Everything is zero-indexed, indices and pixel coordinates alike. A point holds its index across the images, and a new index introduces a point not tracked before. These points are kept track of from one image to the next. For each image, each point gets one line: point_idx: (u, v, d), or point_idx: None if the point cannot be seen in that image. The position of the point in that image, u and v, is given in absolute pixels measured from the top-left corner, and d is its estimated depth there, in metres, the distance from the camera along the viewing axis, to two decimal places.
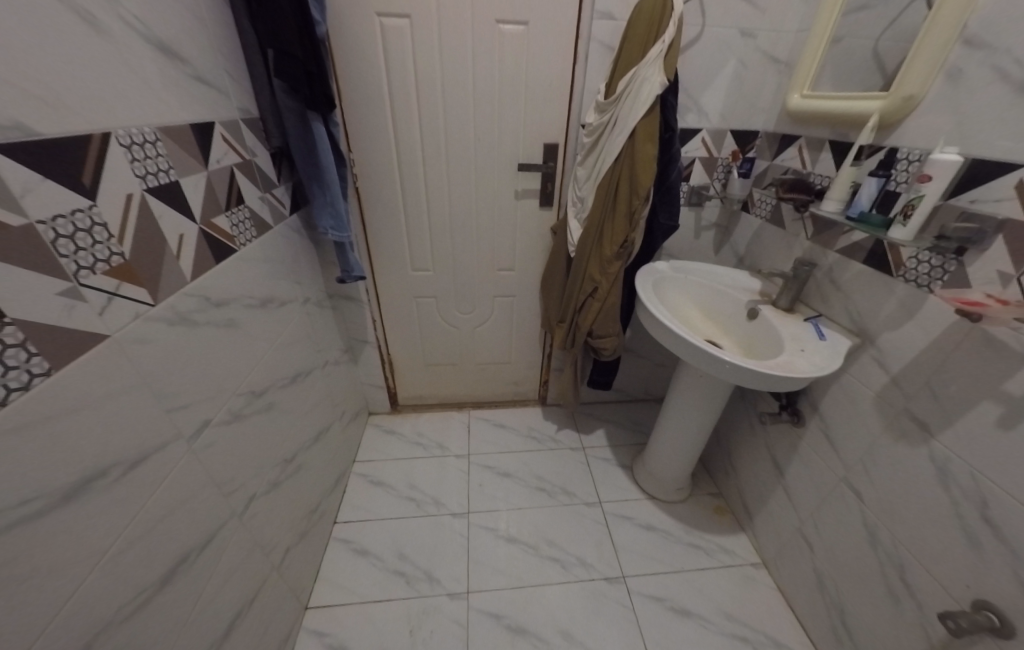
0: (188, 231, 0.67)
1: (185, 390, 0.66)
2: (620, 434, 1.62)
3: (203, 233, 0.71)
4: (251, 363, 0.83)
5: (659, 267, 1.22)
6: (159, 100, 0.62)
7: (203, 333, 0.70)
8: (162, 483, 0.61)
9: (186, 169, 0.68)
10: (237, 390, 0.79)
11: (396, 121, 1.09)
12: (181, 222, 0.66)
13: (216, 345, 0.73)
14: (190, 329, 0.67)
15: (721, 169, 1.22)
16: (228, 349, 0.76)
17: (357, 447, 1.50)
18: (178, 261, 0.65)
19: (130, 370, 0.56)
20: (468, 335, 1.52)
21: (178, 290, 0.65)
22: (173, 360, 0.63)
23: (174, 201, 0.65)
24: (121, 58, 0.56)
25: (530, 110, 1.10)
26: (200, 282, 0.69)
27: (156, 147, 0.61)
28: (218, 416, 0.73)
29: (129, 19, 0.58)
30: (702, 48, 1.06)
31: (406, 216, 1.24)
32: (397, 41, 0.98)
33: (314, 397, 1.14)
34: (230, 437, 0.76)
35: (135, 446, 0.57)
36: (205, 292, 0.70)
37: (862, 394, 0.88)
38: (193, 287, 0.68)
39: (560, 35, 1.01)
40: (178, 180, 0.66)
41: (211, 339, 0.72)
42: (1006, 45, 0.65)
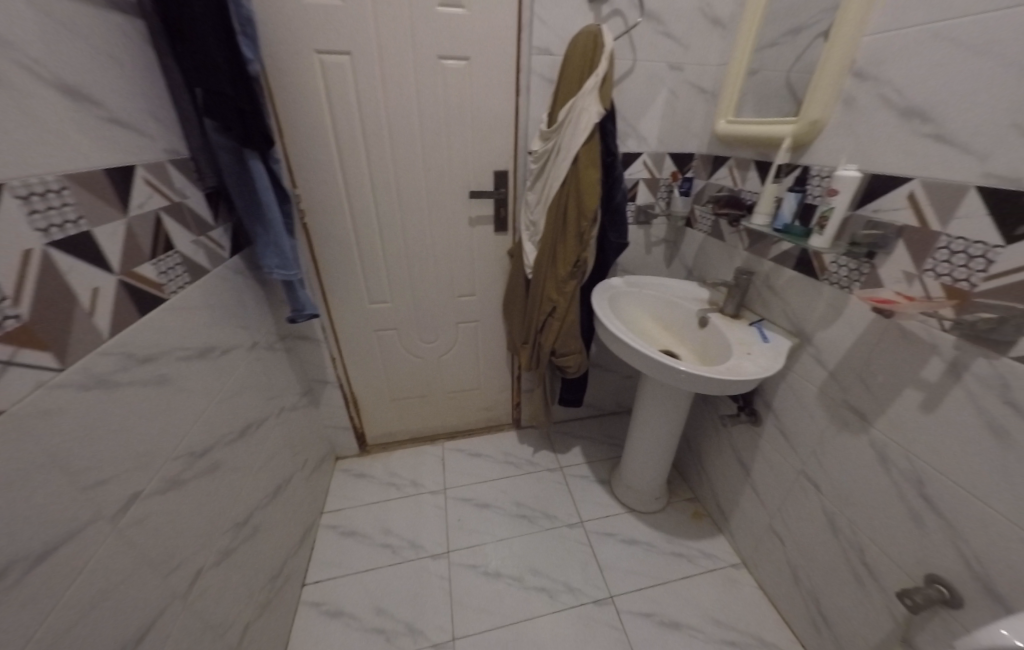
0: (103, 284, 0.61)
1: (104, 463, 0.58)
2: (595, 449, 1.63)
3: (124, 285, 0.65)
4: (189, 422, 0.76)
5: (614, 283, 1.26)
6: (64, 145, 0.56)
7: (125, 396, 0.63)
8: (79, 576, 0.53)
9: (101, 218, 0.62)
10: (172, 454, 0.71)
11: (344, 155, 1.07)
12: (96, 275, 0.60)
13: (144, 406, 0.66)
14: (109, 393, 0.60)
15: (663, 188, 1.30)
16: (159, 410, 0.69)
17: (324, 495, 1.40)
18: (92, 317, 0.58)
19: (31, 448, 0.49)
20: (434, 365, 1.48)
21: (93, 350, 0.58)
22: (88, 431, 0.56)
23: (86, 253, 0.59)
24: (13, 102, 0.50)
25: (478, 140, 1.12)
26: (120, 338, 0.63)
27: (62, 196, 0.55)
28: (150, 487, 0.66)
29: (26, 62, 0.53)
30: (635, 79, 1.13)
31: (361, 250, 1.21)
32: (339, 77, 0.97)
33: (270, 450, 1.06)
34: (166, 509, 0.69)
35: (41, 537, 0.49)
36: (127, 349, 0.64)
37: (808, 390, 0.95)
38: (112, 346, 0.61)
39: (503, 71, 1.05)
40: (89, 230, 0.59)
41: (137, 401, 0.65)
42: (888, 77, 0.74)
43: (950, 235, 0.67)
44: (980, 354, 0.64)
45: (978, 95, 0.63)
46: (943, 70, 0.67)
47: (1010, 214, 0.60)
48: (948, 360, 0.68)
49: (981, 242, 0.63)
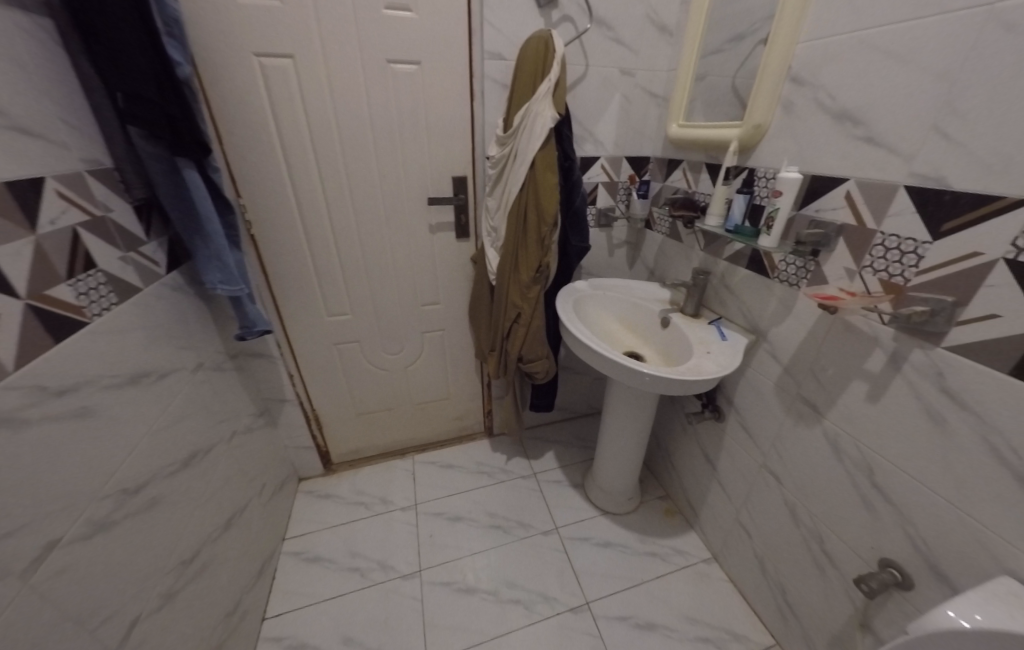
0: (6, 311, 0.54)
1: (12, 512, 0.52)
2: (568, 453, 1.63)
3: (34, 310, 0.58)
4: (119, 457, 0.70)
5: (578, 287, 1.26)
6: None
7: (37, 434, 0.56)
8: None
9: (3, 237, 0.55)
10: (100, 493, 0.65)
11: (291, 162, 1.02)
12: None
13: (61, 444, 0.59)
14: (16, 433, 0.53)
15: (622, 191, 1.32)
16: (81, 447, 0.63)
17: (286, 520, 1.32)
18: None
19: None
20: (400, 376, 1.44)
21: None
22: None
23: None
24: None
25: (434, 146, 1.10)
26: (30, 370, 0.56)
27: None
28: (71, 533, 0.59)
29: None
30: (589, 84, 1.14)
31: (315, 261, 1.16)
32: (281, 82, 0.93)
33: (221, 478, 0.99)
34: (92, 556, 0.62)
35: None
36: (39, 381, 0.57)
37: (765, 385, 0.97)
38: (19, 379, 0.55)
39: (456, 75, 1.03)
40: None
41: (54, 439, 0.58)
42: (822, 83, 0.78)
43: (884, 233, 0.70)
44: (917, 345, 0.67)
45: (901, 99, 0.66)
46: (870, 76, 0.70)
47: (936, 211, 0.64)
48: (888, 352, 0.72)
49: (911, 239, 0.67)
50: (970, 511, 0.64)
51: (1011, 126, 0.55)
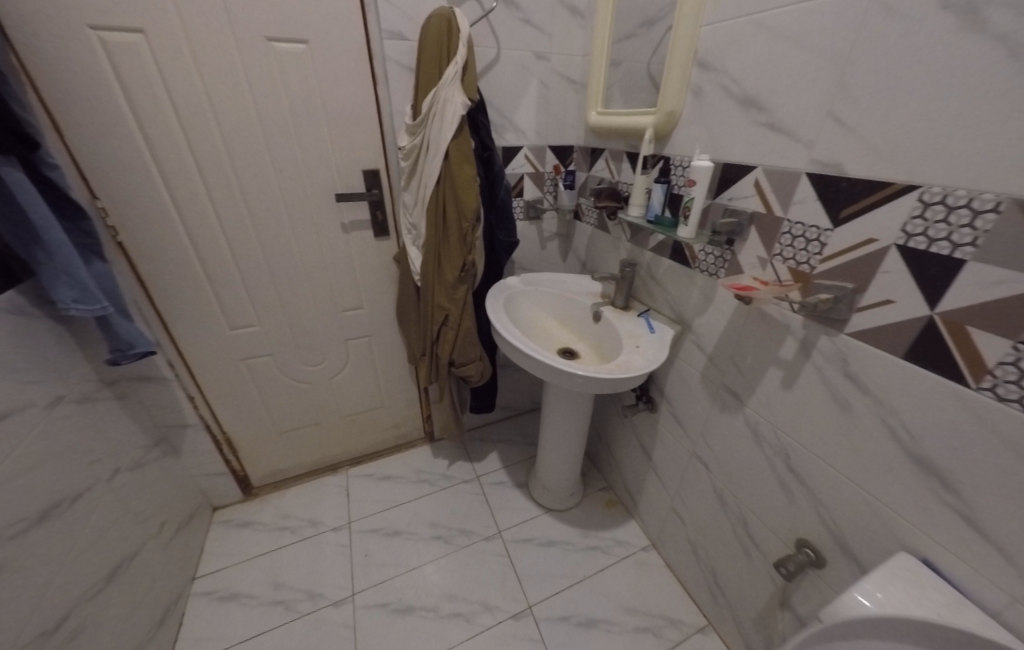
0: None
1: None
2: (512, 451, 1.60)
3: None
4: None
5: (509, 283, 1.21)
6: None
7: None
8: None
9: None
10: None
11: (159, 157, 0.88)
12: None
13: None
14: None
15: (549, 182, 1.28)
16: None
17: (197, 557, 1.19)
18: None
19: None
20: (325, 388, 1.33)
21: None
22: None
23: None
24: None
25: (336, 135, 1.00)
26: None
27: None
28: None
29: None
30: (504, 69, 1.07)
31: (206, 269, 1.03)
32: (132, 61, 0.79)
33: (99, 527, 0.85)
34: None
35: None
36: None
37: (692, 375, 0.97)
38: None
39: (352, 58, 0.93)
40: None
41: None
42: (726, 68, 0.76)
43: (791, 221, 0.70)
44: (824, 332, 0.68)
45: (798, 84, 0.66)
46: (769, 60, 0.69)
47: (834, 199, 0.63)
48: (799, 339, 0.72)
49: (815, 227, 0.66)
50: (873, 491, 0.65)
51: (896, 110, 0.55)
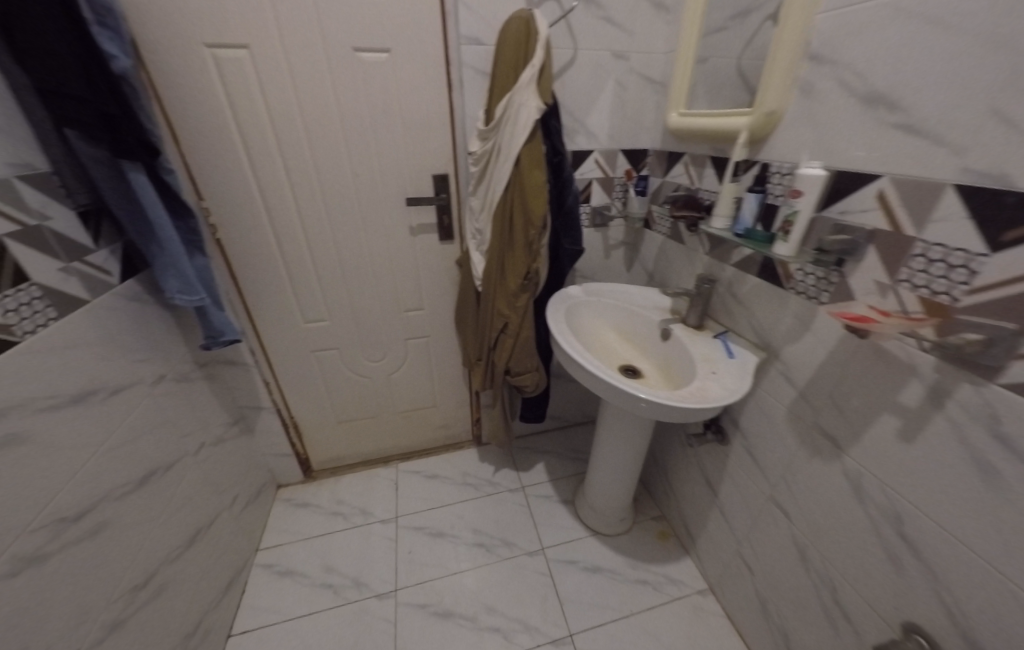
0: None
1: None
2: (560, 465, 1.54)
3: None
4: (61, 481, 0.65)
5: (571, 292, 1.16)
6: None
7: None
8: None
9: None
10: (35, 524, 0.60)
11: (254, 161, 0.96)
12: None
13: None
14: None
15: (618, 188, 1.21)
16: (12, 475, 0.57)
17: (261, 530, 1.29)
18: None
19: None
20: (383, 384, 1.38)
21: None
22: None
23: None
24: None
25: (410, 140, 1.02)
26: None
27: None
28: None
29: None
30: (580, 70, 1.03)
31: (287, 266, 1.10)
32: (237, 75, 0.86)
33: (185, 494, 0.94)
34: (22, 594, 0.57)
35: None
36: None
37: (775, 410, 0.85)
38: None
39: (429, 65, 0.94)
40: None
41: None
42: (847, 60, 0.65)
43: (926, 241, 0.58)
44: (964, 379, 0.55)
45: (946, 77, 0.54)
46: (907, 48, 0.58)
47: (993, 217, 0.51)
48: (928, 385, 0.59)
49: (962, 250, 0.54)
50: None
51: None
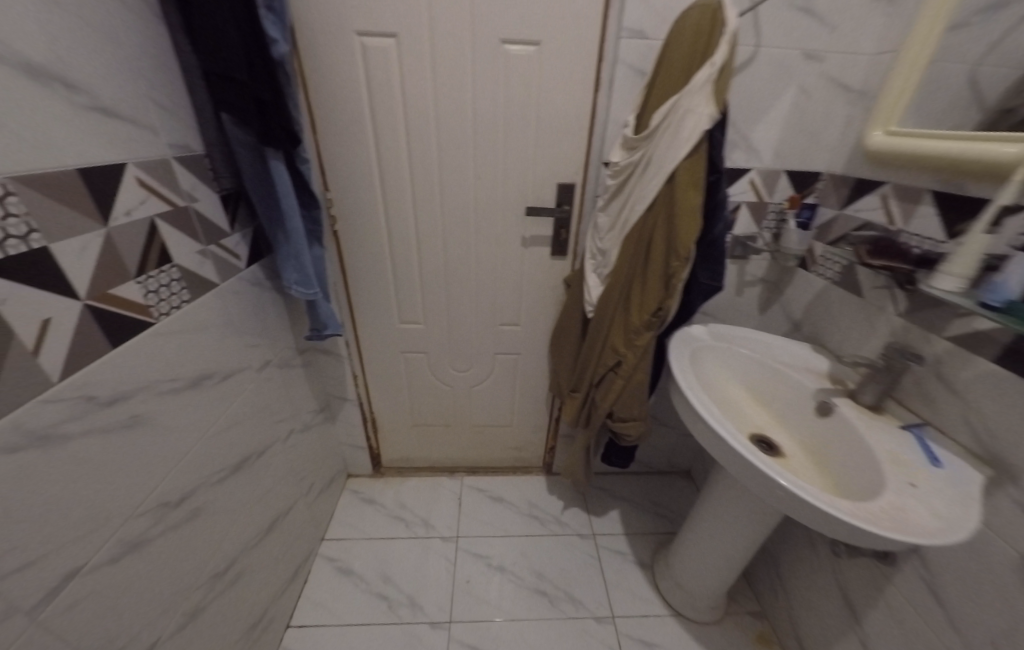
0: (61, 313, 0.48)
1: (26, 542, 0.45)
2: (638, 518, 1.36)
3: (96, 312, 0.53)
4: (169, 465, 0.65)
5: (696, 333, 0.99)
6: (27, 139, 0.45)
7: (79, 449, 0.50)
8: None
9: (69, 231, 0.50)
10: (138, 509, 0.59)
11: (381, 156, 0.93)
12: (51, 303, 0.47)
13: (103, 458, 0.54)
14: (53, 450, 0.47)
15: (771, 216, 1.00)
16: (126, 459, 0.57)
17: (329, 518, 1.30)
18: (35, 358, 0.46)
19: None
20: (463, 395, 1.32)
21: (31, 398, 0.45)
22: (6, 507, 0.43)
23: (41, 278, 0.46)
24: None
25: (540, 144, 0.92)
26: (77, 379, 0.50)
27: (7, 206, 0.43)
28: (98, 556, 0.53)
29: None
30: (757, 71, 0.85)
31: (394, 264, 1.07)
32: (380, 65, 0.83)
33: (270, 482, 0.95)
34: (118, 580, 0.56)
35: None
36: (88, 390, 0.51)
37: (996, 551, 0.62)
38: (63, 389, 0.49)
39: (579, 62, 0.84)
40: (46, 247, 0.47)
41: (97, 453, 0.53)
42: None
43: None
44: None
45: None
46: None
47: None
48: None
49: None
50: None
51: None
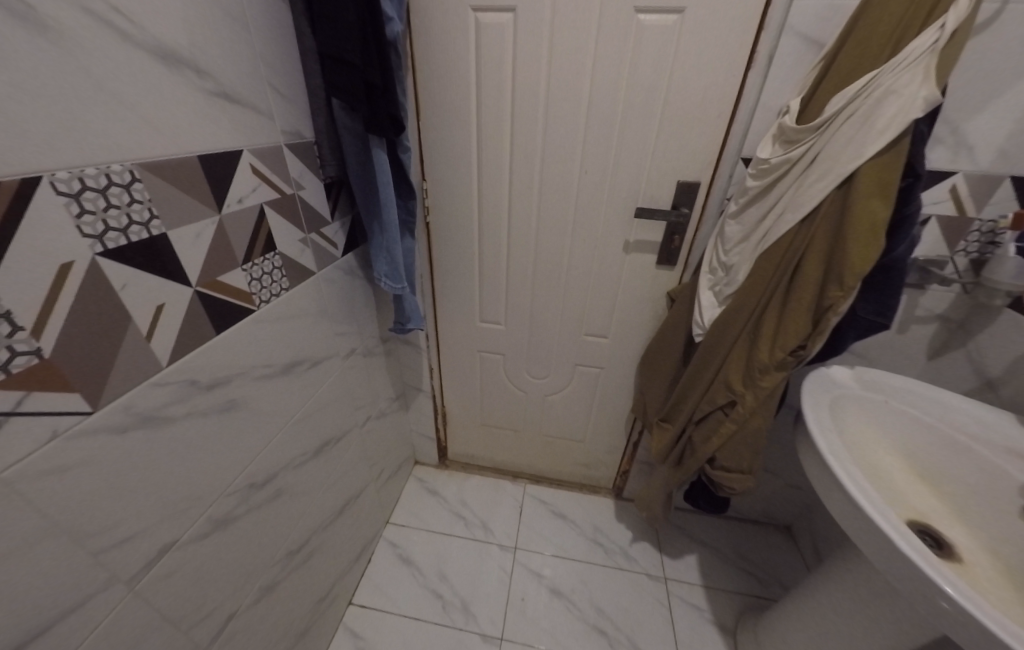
0: (173, 299, 0.49)
1: (129, 518, 0.47)
2: (720, 569, 1.19)
3: (205, 298, 0.53)
4: (257, 449, 0.66)
5: (838, 376, 0.80)
6: (156, 123, 0.45)
7: (181, 431, 0.52)
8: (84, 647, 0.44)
9: (187, 217, 0.50)
10: (228, 489, 0.61)
11: (483, 146, 0.87)
12: (165, 288, 0.48)
13: (201, 440, 0.55)
14: (158, 431, 0.49)
15: (977, 236, 0.75)
16: (220, 442, 0.58)
17: (394, 503, 1.34)
18: (149, 342, 0.47)
19: (18, 520, 0.37)
20: (537, 402, 1.25)
21: (141, 381, 0.46)
22: (114, 484, 0.45)
23: (158, 263, 0.47)
24: (70, 58, 0.37)
25: (663, 135, 0.79)
26: (183, 364, 0.51)
27: (131, 191, 0.43)
28: (190, 533, 0.55)
29: (125, 23, 0.42)
30: (996, 37, 0.62)
31: (481, 261, 1.02)
32: (494, 45, 0.76)
33: (344, 466, 0.97)
34: (205, 555, 0.58)
35: (47, 610, 0.40)
36: (191, 374, 0.52)
37: None
38: (171, 373, 0.49)
39: (731, 32, 0.68)
40: (165, 233, 0.47)
41: (196, 435, 0.54)
42: None
43: None
44: None
45: None
46: None
47: None
48: None
49: None
50: None
51: None
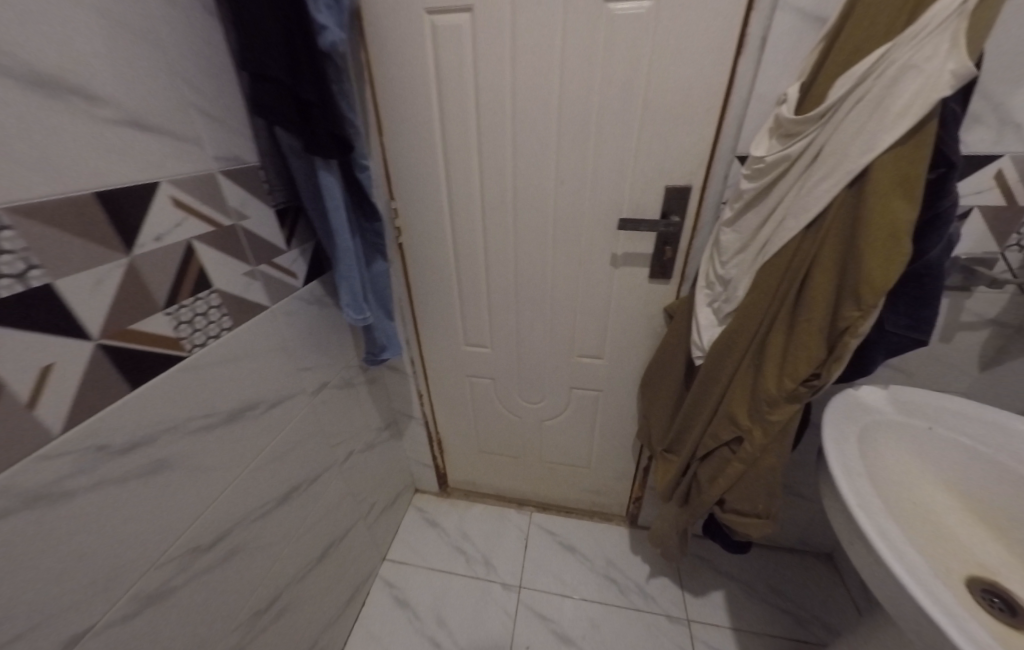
0: (65, 357, 0.43)
1: (20, 611, 0.41)
2: (747, 608, 1.06)
3: (113, 350, 0.47)
4: (200, 507, 0.60)
5: (868, 401, 0.69)
6: (33, 161, 0.40)
7: (87, 504, 0.46)
8: None
9: (82, 263, 0.44)
10: (162, 558, 0.55)
11: (452, 158, 0.79)
12: (55, 346, 0.42)
13: (118, 511, 0.49)
14: (53, 509, 0.43)
15: None
16: (146, 508, 0.52)
17: (391, 537, 1.26)
18: (32, 409, 0.41)
19: None
20: (534, 428, 1.15)
21: (25, 456, 0.40)
22: None
23: (40, 319, 0.41)
24: None
25: (648, 135, 0.70)
26: (83, 428, 0.45)
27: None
28: (110, 614, 0.49)
29: None
30: None
31: (462, 281, 0.94)
32: (453, 49, 0.69)
33: (324, 508, 0.91)
34: (136, 635, 0.52)
35: None
36: (98, 439, 0.46)
37: None
38: (67, 441, 0.44)
39: (717, 13, 0.59)
40: (49, 283, 0.41)
41: (109, 506, 0.48)
42: None
43: None
44: None
45: None
46: None
47: None
48: None
49: None
50: None
51: None
